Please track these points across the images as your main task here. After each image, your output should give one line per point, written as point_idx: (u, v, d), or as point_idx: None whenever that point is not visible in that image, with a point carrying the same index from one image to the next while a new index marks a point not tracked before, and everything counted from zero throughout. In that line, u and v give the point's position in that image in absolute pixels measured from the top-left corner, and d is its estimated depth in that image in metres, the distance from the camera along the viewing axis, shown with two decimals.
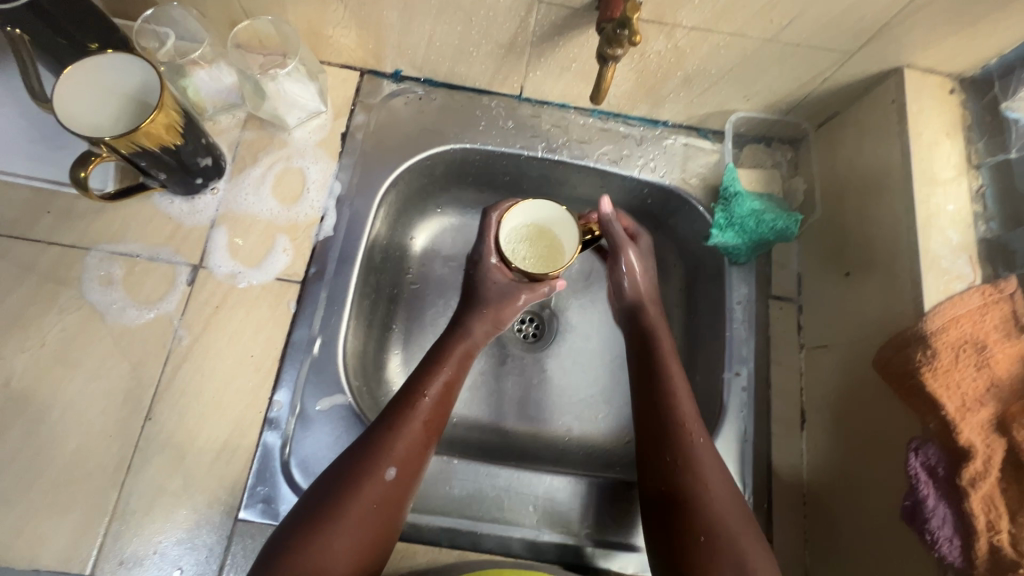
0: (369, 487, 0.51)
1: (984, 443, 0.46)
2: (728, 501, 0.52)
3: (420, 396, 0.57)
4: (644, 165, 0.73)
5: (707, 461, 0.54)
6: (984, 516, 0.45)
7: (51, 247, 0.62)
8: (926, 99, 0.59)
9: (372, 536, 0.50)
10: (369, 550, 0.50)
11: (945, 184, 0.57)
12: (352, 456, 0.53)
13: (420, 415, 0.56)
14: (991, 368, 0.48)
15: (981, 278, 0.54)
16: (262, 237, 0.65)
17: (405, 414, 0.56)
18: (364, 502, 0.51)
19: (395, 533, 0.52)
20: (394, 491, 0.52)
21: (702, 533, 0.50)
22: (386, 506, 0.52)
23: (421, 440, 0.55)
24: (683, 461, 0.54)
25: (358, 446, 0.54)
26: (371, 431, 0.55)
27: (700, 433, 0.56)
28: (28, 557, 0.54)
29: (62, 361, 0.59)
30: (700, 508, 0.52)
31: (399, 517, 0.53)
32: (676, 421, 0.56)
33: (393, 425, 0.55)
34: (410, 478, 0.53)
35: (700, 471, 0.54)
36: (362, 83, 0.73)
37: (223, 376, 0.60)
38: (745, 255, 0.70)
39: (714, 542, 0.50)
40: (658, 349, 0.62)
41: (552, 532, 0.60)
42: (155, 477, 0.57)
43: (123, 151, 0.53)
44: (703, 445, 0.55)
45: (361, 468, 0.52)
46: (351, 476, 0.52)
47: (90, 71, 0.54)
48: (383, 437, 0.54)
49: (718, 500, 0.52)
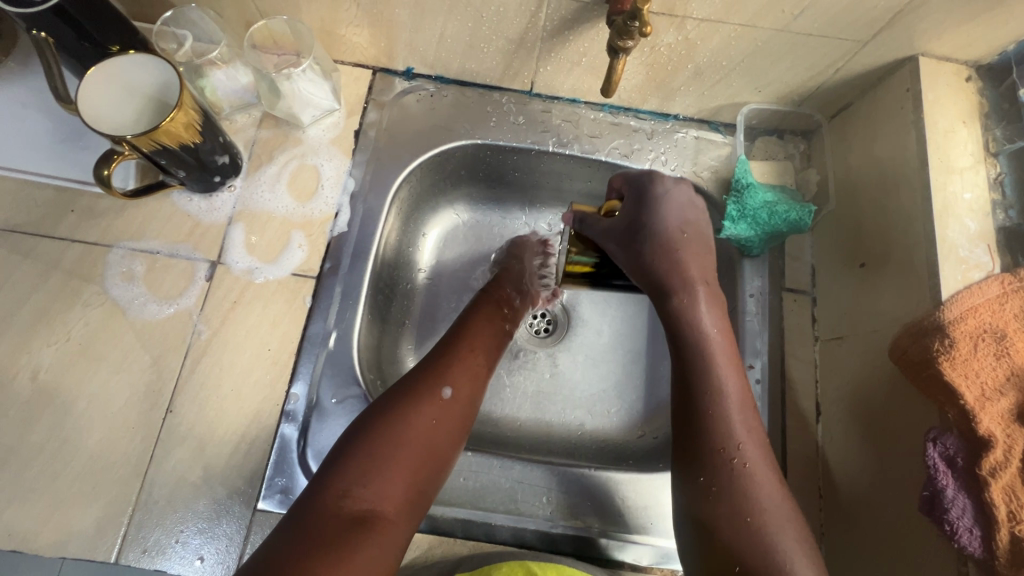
0: (427, 402, 0.54)
1: (1004, 433, 0.46)
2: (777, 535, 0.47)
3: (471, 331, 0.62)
4: (654, 159, 0.73)
5: (752, 490, 0.49)
6: (1005, 506, 0.44)
7: (75, 244, 0.64)
8: (941, 87, 0.59)
9: (430, 450, 0.52)
10: (426, 465, 0.52)
11: (962, 172, 0.56)
12: (411, 374, 0.56)
13: (470, 345, 0.60)
14: (1011, 357, 0.48)
15: (1000, 267, 0.53)
16: (278, 234, 0.67)
17: (456, 343, 0.60)
18: (423, 415, 0.53)
19: (451, 453, 0.54)
20: (451, 410, 0.55)
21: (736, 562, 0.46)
22: (444, 423, 0.54)
23: (473, 367, 0.59)
24: (718, 488, 0.49)
25: (413, 370, 0.57)
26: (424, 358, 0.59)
27: (745, 460, 0.50)
28: (56, 544, 0.55)
29: (86, 355, 0.61)
30: (735, 538, 0.47)
31: (457, 441, 0.55)
32: (711, 445, 0.50)
33: (448, 352, 0.59)
34: (465, 400, 0.56)
35: (743, 501, 0.48)
36: (375, 81, 0.73)
37: (241, 369, 0.62)
38: (758, 247, 0.69)
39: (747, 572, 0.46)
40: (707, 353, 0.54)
41: (566, 524, 0.60)
42: (177, 468, 0.58)
43: (144, 150, 0.55)
44: (749, 473, 0.49)
45: (418, 385, 0.55)
46: (409, 391, 0.54)
47: (113, 71, 0.55)
48: (439, 362, 0.58)
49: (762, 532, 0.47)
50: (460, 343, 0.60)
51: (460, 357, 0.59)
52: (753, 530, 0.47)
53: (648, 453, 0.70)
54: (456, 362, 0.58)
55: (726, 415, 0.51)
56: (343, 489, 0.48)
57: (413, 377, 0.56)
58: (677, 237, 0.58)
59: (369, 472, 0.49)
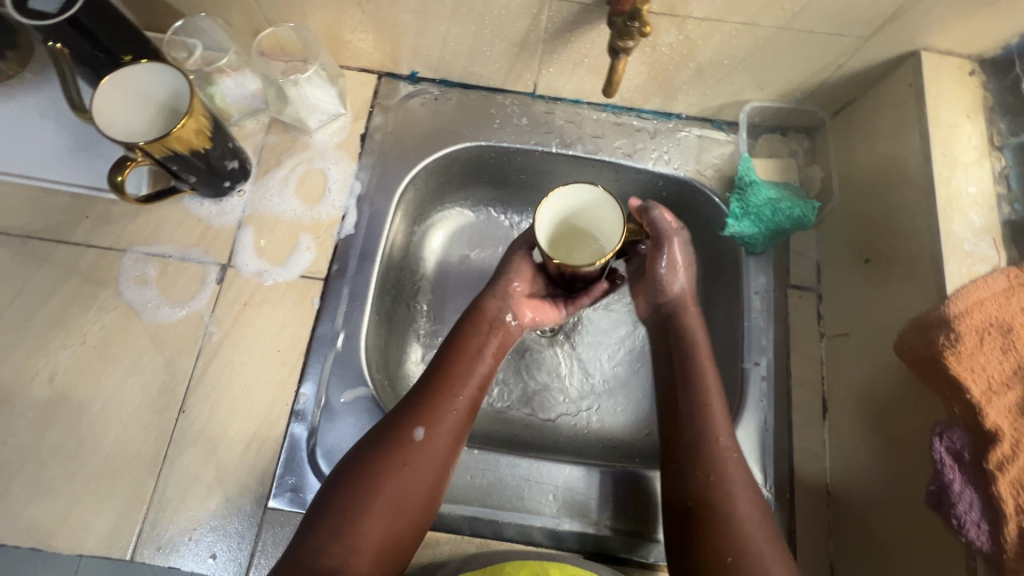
0: (401, 449, 0.53)
1: (1012, 427, 0.45)
2: (757, 520, 0.52)
3: (452, 360, 0.60)
4: (657, 158, 0.74)
5: (735, 475, 0.54)
6: (1013, 500, 0.43)
7: (91, 249, 0.65)
8: (945, 81, 0.59)
9: (406, 497, 0.52)
10: (401, 514, 0.52)
11: (966, 167, 0.56)
12: (390, 415, 0.56)
13: (451, 379, 0.58)
14: (1018, 351, 0.48)
15: (1006, 260, 0.53)
16: (287, 237, 0.68)
17: (433, 378, 0.58)
18: (398, 463, 0.53)
19: (431, 496, 0.54)
20: (426, 454, 0.54)
21: (729, 554, 0.50)
22: (421, 468, 0.53)
23: (454, 404, 0.57)
24: (716, 479, 0.54)
25: (392, 411, 0.57)
26: (405, 394, 0.59)
27: (734, 447, 0.56)
28: (73, 543, 0.56)
29: (101, 357, 0.62)
30: (731, 532, 0.51)
31: (440, 479, 0.54)
32: (708, 438, 0.56)
33: (425, 391, 0.57)
34: (445, 442, 0.55)
35: (728, 489, 0.53)
36: (380, 85, 0.75)
37: (252, 370, 0.63)
38: (762, 244, 0.69)
39: (741, 562, 0.49)
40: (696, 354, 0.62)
41: (572, 521, 0.60)
42: (190, 466, 0.59)
43: (157, 156, 0.56)
44: (733, 459, 0.55)
45: (394, 430, 0.55)
46: (385, 438, 0.54)
47: (125, 80, 0.57)
48: (414, 401, 0.57)
49: (748, 518, 0.52)
50: (438, 379, 0.58)
51: (439, 395, 0.57)
52: (735, 521, 0.52)
53: (654, 451, 0.70)
54: (433, 401, 0.56)
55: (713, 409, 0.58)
56: (318, 544, 0.49)
57: (391, 421, 0.55)
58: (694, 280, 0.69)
59: (343, 527, 0.50)
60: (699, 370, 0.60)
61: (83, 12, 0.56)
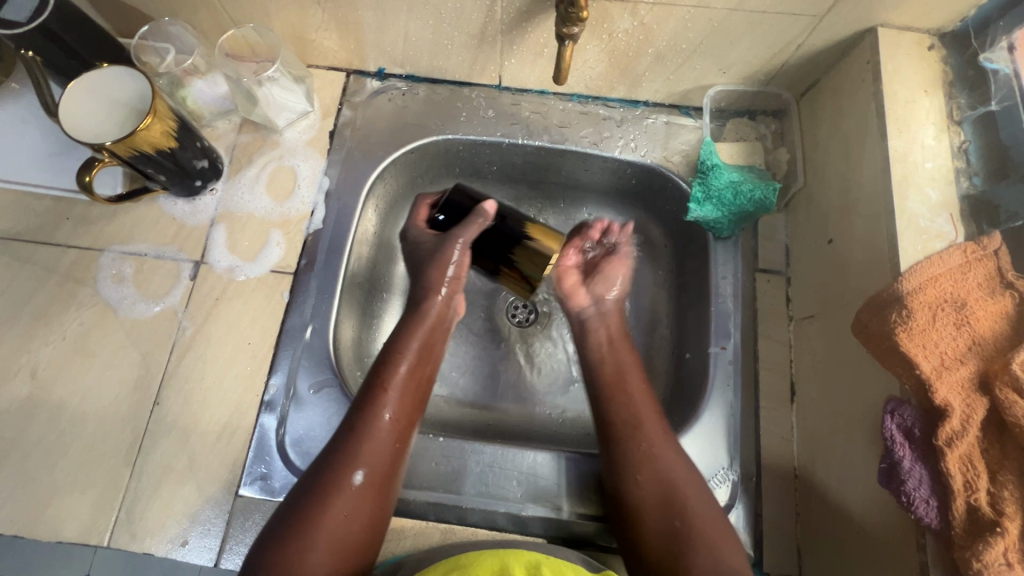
0: (338, 494, 0.51)
1: (963, 402, 0.45)
2: (689, 479, 0.55)
3: (383, 391, 0.57)
4: (624, 145, 0.74)
5: (666, 460, 0.56)
6: (962, 476, 0.43)
7: (70, 249, 0.68)
8: (903, 56, 0.58)
9: (347, 542, 0.50)
10: (347, 556, 0.50)
11: (924, 142, 0.55)
12: (326, 453, 0.54)
13: (384, 412, 0.56)
14: (971, 326, 0.47)
15: (963, 236, 0.52)
16: (258, 233, 0.70)
17: (359, 407, 0.56)
18: (337, 507, 0.51)
19: (374, 532, 0.53)
20: (367, 493, 0.52)
21: (676, 518, 0.53)
22: (360, 508, 0.52)
23: (389, 438, 0.55)
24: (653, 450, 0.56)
25: (324, 451, 0.54)
26: (336, 433, 0.55)
27: (657, 416, 0.59)
28: (54, 530, 0.59)
29: (80, 353, 0.64)
30: (672, 493, 0.54)
31: (382, 510, 0.53)
32: (636, 411, 0.58)
33: (357, 429, 0.54)
34: (386, 477, 0.54)
35: (660, 473, 0.55)
36: (348, 83, 0.76)
37: (224, 362, 0.65)
38: (727, 228, 0.69)
39: (689, 523, 0.52)
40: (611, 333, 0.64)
41: (536, 506, 0.61)
42: (164, 456, 0.61)
43: (123, 157, 0.58)
44: (661, 445, 0.56)
45: (329, 474, 0.52)
46: (319, 484, 0.52)
47: (90, 85, 0.59)
48: (348, 440, 0.54)
49: (683, 480, 0.55)
50: (369, 411, 0.55)
51: (373, 428, 0.55)
52: (675, 486, 0.54)
53: None
54: (368, 437, 0.54)
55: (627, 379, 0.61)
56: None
57: (324, 462, 0.53)
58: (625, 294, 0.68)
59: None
60: (619, 354, 0.63)
61: (51, 20, 0.59)
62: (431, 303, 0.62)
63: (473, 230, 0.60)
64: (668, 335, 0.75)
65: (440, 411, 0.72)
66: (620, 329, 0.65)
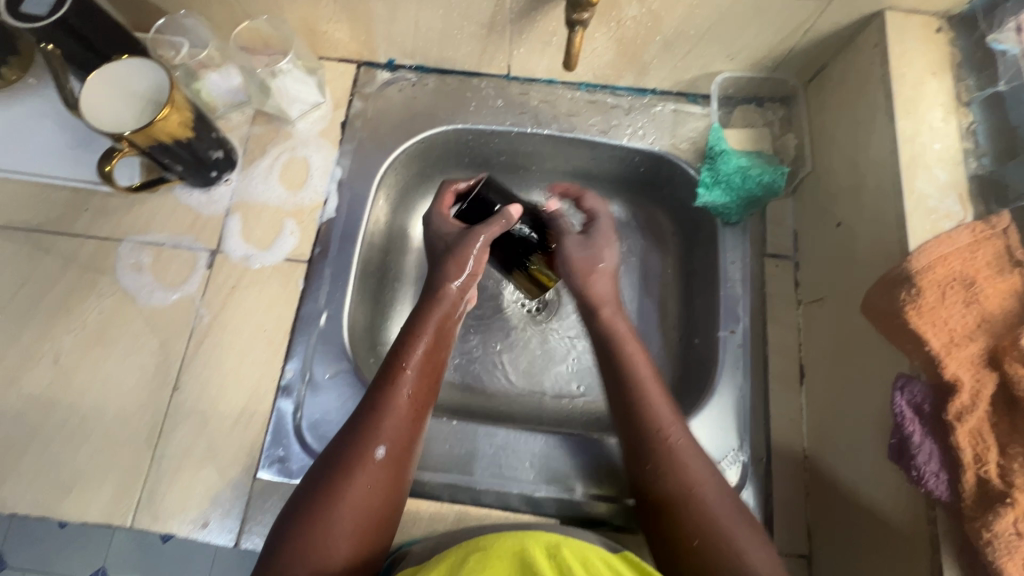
0: (358, 470, 0.52)
1: (972, 378, 0.45)
2: (717, 497, 0.51)
3: (402, 369, 0.57)
4: (632, 133, 0.74)
5: (691, 462, 0.53)
6: (972, 449, 0.44)
7: (90, 239, 0.69)
8: (910, 39, 0.58)
9: (369, 518, 0.51)
10: (366, 532, 0.51)
11: (932, 124, 0.55)
12: (347, 432, 0.54)
13: (402, 390, 0.56)
14: (980, 304, 0.48)
15: (972, 215, 0.52)
16: (272, 222, 0.71)
17: (378, 386, 0.57)
18: (357, 482, 0.51)
19: (394, 508, 0.53)
20: (386, 470, 0.53)
21: (695, 537, 0.49)
22: (380, 485, 0.52)
23: (407, 416, 0.56)
24: (664, 468, 0.53)
25: (344, 429, 0.55)
26: (356, 411, 0.56)
27: (680, 433, 0.55)
28: (77, 512, 0.60)
29: (101, 340, 0.66)
30: (692, 513, 0.51)
31: (402, 488, 0.54)
32: (652, 426, 0.55)
33: (377, 406, 0.55)
34: (404, 454, 0.54)
35: (685, 475, 0.53)
36: (359, 75, 0.77)
37: (241, 348, 0.66)
38: (736, 214, 0.70)
39: (709, 544, 0.49)
40: (624, 346, 0.60)
41: (550, 488, 0.62)
42: (184, 439, 0.62)
43: (142, 146, 0.59)
44: (682, 449, 0.54)
45: (349, 451, 0.53)
46: (340, 460, 0.52)
47: (109, 77, 0.60)
48: (369, 417, 0.54)
49: (707, 498, 0.51)
50: (389, 389, 0.56)
51: (393, 406, 0.55)
52: (692, 504, 0.51)
53: None
54: (388, 414, 0.55)
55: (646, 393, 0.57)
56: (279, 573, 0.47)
57: (345, 439, 0.54)
58: (600, 269, 0.64)
59: (305, 555, 0.48)
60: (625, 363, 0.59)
61: (71, 14, 0.60)
62: (447, 286, 0.62)
63: (495, 230, 0.61)
64: (677, 321, 0.75)
65: (452, 397, 0.73)
66: (635, 344, 0.61)
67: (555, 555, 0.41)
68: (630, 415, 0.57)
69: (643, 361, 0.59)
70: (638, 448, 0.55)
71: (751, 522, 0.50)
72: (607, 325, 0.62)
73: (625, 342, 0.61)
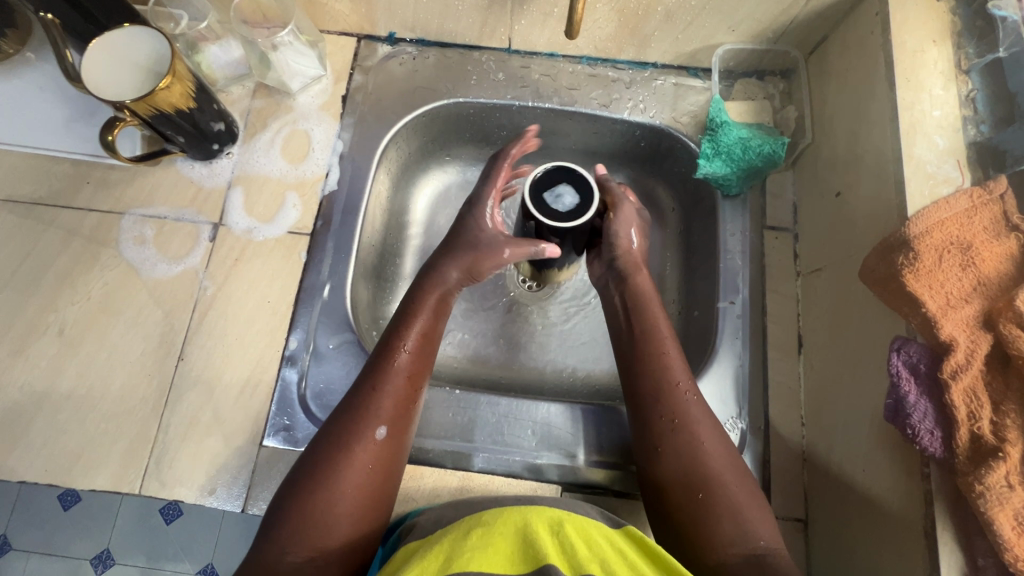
0: (357, 447, 0.52)
1: (967, 338, 0.46)
2: (720, 453, 0.53)
3: (398, 350, 0.58)
4: (633, 107, 0.75)
5: (702, 419, 0.55)
6: (966, 407, 0.45)
7: (92, 212, 0.69)
8: (912, 7, 0.58)
9: (368, 494, 0.52)
10: (365, 508, 0.51)
11: (932, 91, 0.55)
12: (342, 411, 0.55)
13: (399, 370, 0.57)
14: (977, 267, 0.48)
15: (970, 181, 0.53)
16: (274, 195, 0.71)
17: (374, 368, 0.57)
18: (355, 459, 0.52)
19: (392, 484, 0.54)
20: (384, 448, 0.54)
21: (700, 490, 0.51)
22: (377, 463, 0.53)
23: (404, 395, 0.56)
24: (681, 421, 0.55)
25: (341, 408, 0.56)
26: (351, 392, 0.56)
27: (692, 389, 0.57)
28: (85, 480, 0.61)
29: (105, 312, 0.66)
30: (697, 467, 0.52)
31: (399, 465, 0.55)
32: (668, 382, 0.57)
33: (376, 386, 0.56)
34: (402, 431, 0.55)
35: (695, 431, 0.54)
36: (359, 48, 0.77)
37: (245, 319, 0.66)
38: (736, 185, 0.70)
39: (712, 497, 0.51)
40: (647, 307, 0.62)
41: (550, 455, 0.63)
42: (190, 409, 0.63)
43: (143, 116, 0.59)
44: (694, 405, 0.56)
45: (347, 428, 0.53)
46: (338, 437, 0.53)
47: (110, 46, 0.60)
48: (365, 398, 0.55)
49: (711, 454, 0.53)
50: (385, 370, 0.57)
51: (389, 386, 0.56)
52: (701, 461, 0.53)
53: None
54: (386, 393, 0.55)
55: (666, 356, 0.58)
56: (279, 548, 0.48)
57: (340, 418, 0.54)
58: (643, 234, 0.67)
59: (304, 530, 0.48)
60: (647, 319, 0.61)
61: None
62: (447, 274, 0.62)
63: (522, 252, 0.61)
64: (677, 294, 0.76)
65: (454, 369, 0.73)
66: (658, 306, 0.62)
67: (559, 531, 0.43)
68: (649, 372, 0.58)
69: (664, 321, 0.61)
70: (649, 412, 0.56)
71: (747, 478, 0.53)
72: (639, 283, 0.63)
73: (652, 306, 0.62)
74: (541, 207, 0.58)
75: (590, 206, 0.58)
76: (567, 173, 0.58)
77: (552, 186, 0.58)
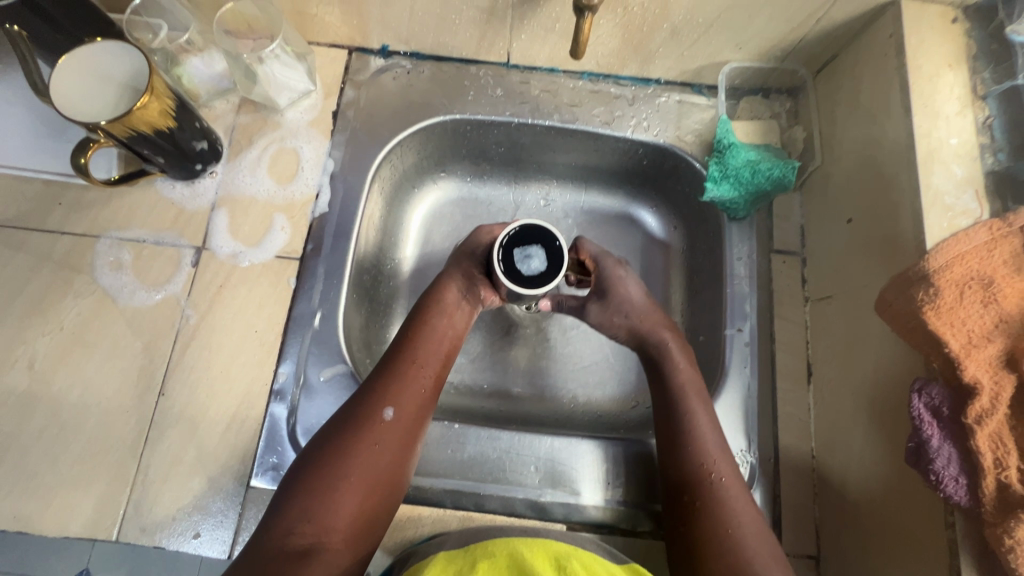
0: (370, 428, 0.52)
1: (992, 380, 0.44)
2: (757, 541, 0.50)
3: (413, 337, 0.59)
4: (636, 125, 0.72)
5: (734, 502, 0.52)
6: (992, 454, 0.43)
7: (64, 236, 0.65)
8: (925, 29, 0.56)
9: (377, 480, 0.51)
10: (372, 493, 0.51)
11: (948, 118, 0.54)
12: (356, 397, 0.55)
13: (412, 356, 0.57)
14: (999, 304, 0.46)
15: (989, 213, 0.50)
16: (262, 217, 0.67)
17: (391, 356, 0.58)
18: (365, 443, 0.52)
19: (401, 475, 0.53)
20: (395, 431, 0.53)
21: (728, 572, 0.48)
22: (389, 447, 0.53)
23: (416, 381, 0.56)
24: (702, 504, 0.53)
25: (353, 395, 0.56)
26: (367, 378, 0.57)
27: (725, 472, 0.54)
28: (58, 526, 0.57)
29: (80, 344, 0.62)
30: (725, 553, 0.49)
31: (411, 454, 0.54)
32: (693, 463, 0.55)
33: (390, 370, 0.56)
34: (413, 417, 0.55)
35: (726, 513, 0.52)
36: (351, 61, 0.73)
37: (230, 350, 0.63)
38: (743, 209, 0.69)
39: None
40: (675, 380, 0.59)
41: (552, 492, 0.60)
42: (171, 448, 0.59)
43: (120, 137, 0.55)
44: (726, 486, 0.53)
45: (358, 413, 0.53)
46: (351, 420, 0.53)
47: (81, 61, 0.56)
48: (378, 382, 0.55)
49: (750, 544, 0.50)
50: (400, 357, 0.57)
51: (402, 371, 0.56)
52: (732, 542, 0.50)
53: (638, 422, 0.70)
54: (402, 378, 0.56)
55: (700, 430, 0.56)
56: (286, 527, 0.47)
57: (353, 404, 0.54)
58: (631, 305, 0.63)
59: (312, 510, 0.48)
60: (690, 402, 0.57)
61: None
62: (445, 292, 0.61)
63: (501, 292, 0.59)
64: (681, 317, 0.74)
65: (451, 398, 0.70)
66: (687, 375, 0.60)
67: (564, 565, 0.43)
68: (677, 425, 0.57)
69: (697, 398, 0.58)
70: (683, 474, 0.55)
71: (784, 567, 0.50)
72: (656, 338, 0.62)
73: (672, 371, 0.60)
74: (507, 257, 0.53)
75: (555, 278, 0.52)
76: (548, 237, 0.53)
77: (526, 243, 0.53)
